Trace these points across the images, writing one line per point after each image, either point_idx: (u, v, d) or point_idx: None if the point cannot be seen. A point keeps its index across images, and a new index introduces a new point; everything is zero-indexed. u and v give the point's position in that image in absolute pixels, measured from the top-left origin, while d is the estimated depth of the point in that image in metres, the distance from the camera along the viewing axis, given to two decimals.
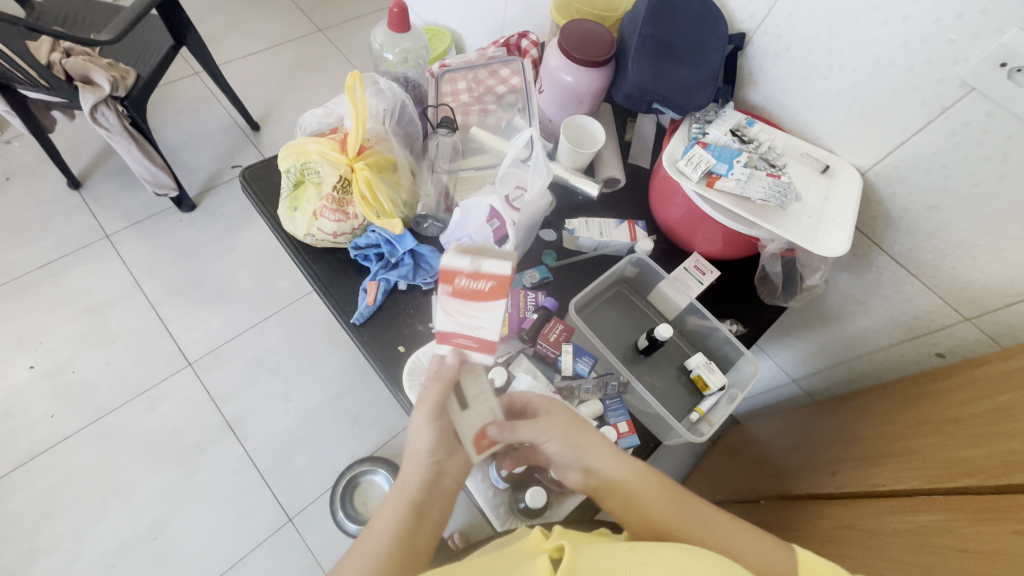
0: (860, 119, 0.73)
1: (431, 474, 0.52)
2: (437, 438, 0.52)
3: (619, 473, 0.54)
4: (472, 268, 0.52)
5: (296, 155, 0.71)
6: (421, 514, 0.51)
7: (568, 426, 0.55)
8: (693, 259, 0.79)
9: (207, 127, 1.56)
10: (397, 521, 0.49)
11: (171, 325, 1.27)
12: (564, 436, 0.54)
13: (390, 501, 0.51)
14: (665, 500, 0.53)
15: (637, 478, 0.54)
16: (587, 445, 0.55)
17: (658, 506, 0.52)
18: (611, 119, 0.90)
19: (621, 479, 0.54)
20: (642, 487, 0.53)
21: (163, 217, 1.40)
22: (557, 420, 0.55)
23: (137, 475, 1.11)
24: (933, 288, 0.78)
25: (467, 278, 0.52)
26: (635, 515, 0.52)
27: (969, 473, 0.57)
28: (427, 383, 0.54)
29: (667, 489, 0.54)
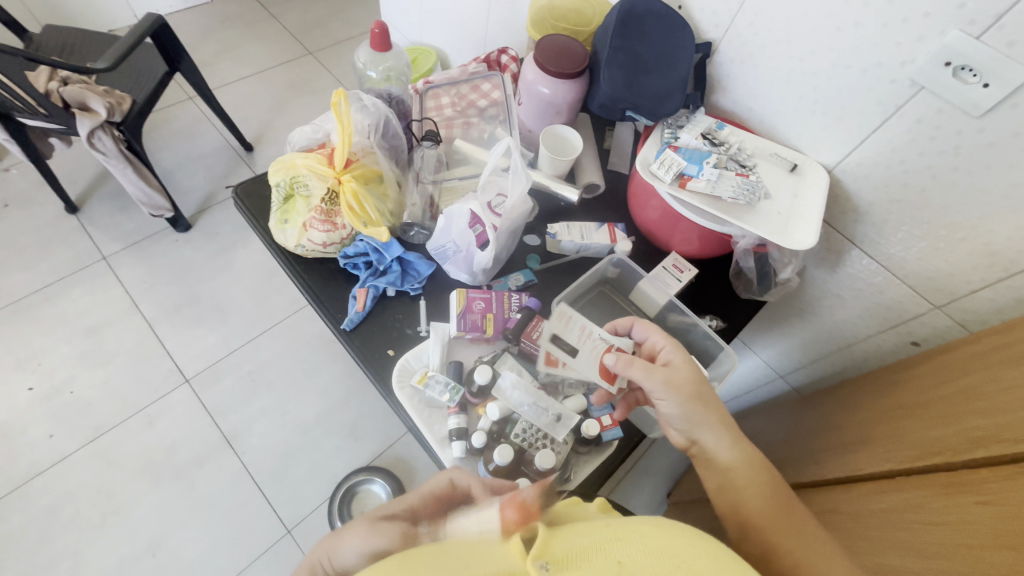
0: (823, 120, 0.77)
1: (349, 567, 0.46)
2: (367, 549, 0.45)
3: (732, 457, 0.54)
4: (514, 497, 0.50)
5: (285, 170, 0.74)
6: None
7: (694, 391, 0.56)
8: (671, 257, 0.82)
9: (201, 150, 1.60)
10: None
11: (168, 343, 1.29)
12: (682, 400, 0.55)
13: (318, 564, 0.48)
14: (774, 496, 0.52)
15: (754, 466, 0.54)
16: (701, 420, 0.55)
17: (761, 500, 0.52)
18: (589, 128, 0.94)
19: (731, 465, 0.54)
20: (754, 473, 0.54)
21: (159, 238, 1.43)
22: (685, 377, 0.57)
23: (135, 492, 1.11)
24: (903, 278, 0.81)
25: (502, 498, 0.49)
26: (733, 497, 0.53)
27: (940, 451, 0.60)
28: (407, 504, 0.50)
29: (778, 488, 0.53)
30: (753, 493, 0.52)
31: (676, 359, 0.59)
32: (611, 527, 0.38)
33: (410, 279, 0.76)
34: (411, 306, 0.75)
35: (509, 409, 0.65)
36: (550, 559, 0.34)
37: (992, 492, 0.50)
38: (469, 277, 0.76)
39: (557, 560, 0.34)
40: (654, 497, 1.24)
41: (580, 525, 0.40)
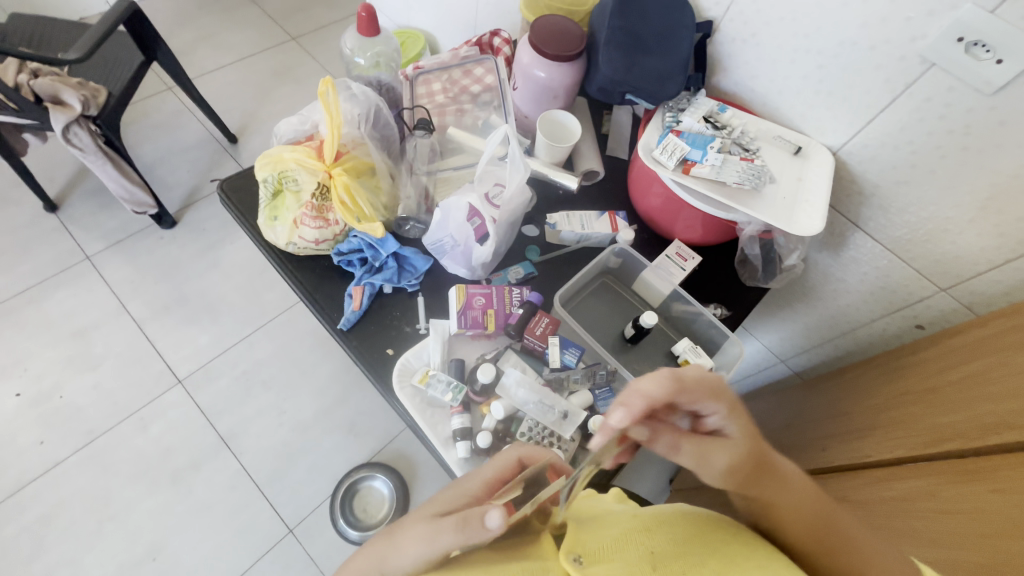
0: (828, 100, 0.75)
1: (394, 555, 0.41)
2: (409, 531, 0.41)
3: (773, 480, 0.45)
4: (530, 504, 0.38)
5: (273, 164, 0.70)
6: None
7: (749, 450, 0.44)
8: (674, 246, 0.80)
9: (183, 143, 1.55)
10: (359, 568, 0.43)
11: (158, 343, 1.26)
12: (738, 480, 0.43)
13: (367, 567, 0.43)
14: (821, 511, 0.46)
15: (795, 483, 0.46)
16: (753, 476, 0.44)
17: (812, 525, 0.44)
18: (586, 113, 0.91)
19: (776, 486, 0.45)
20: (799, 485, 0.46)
21: (143, 236, 1.39)
22: (742, 444, 0.43)
23: (132, 498, 1.10)
24: (909, 261, 0.80)
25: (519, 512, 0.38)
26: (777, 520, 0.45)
27: (949, 438, 0.59)
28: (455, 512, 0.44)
29: (820, 497, 0.47)
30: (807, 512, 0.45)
31: (729, 416, 0.44)
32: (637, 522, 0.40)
33: (408, 275, 0.74)
34: (409, 303, 0.72)
35: (513, 407, 0.63)
36: (581, 552, 0.36)
37: (1004, 480, 0.50)
38: (467, 271, 0.74)
39: (588, 555, 0.36)
40: (657, 484, 1.24)
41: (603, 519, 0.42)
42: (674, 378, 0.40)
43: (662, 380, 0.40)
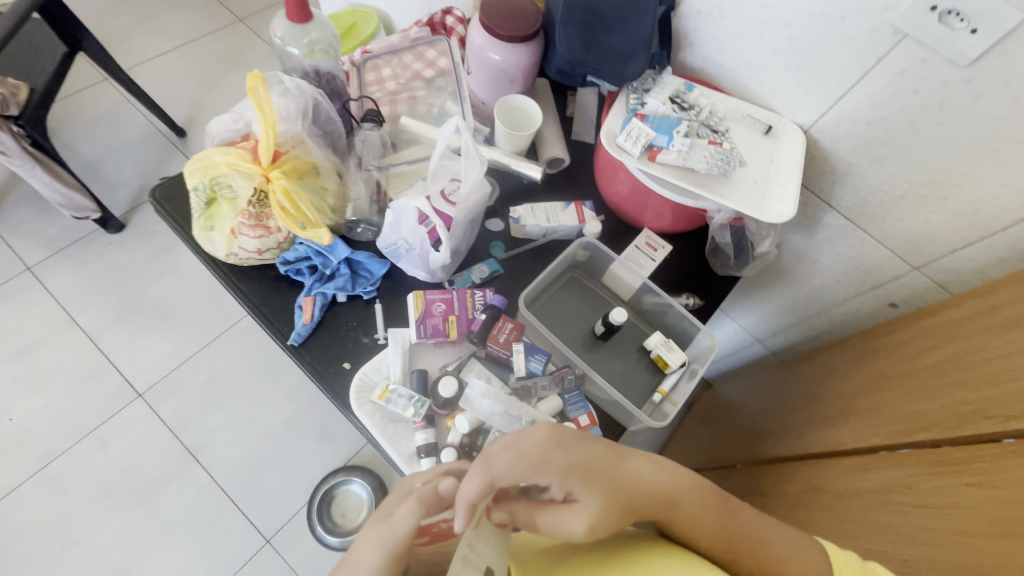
0: (798, 75, 0.71)
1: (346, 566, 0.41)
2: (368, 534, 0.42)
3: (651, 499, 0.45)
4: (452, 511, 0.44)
5: (203, 169, 0.64)
6: None
7: (604, 498, 0.42)
8: (644, 235, 0.77)
9: (126, 138, 1.45)
10: None
11: (113, 356, 1.19)
12: (605, 531, 0.42)
13: None
14: (716, 517, 0.46)
15: (676, 494, 0.45)
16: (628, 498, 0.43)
17: (711, 535, 0.45)
18: (548, 96, 0.86)
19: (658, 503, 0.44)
20: (686, 499, 0.45)
21: (88, 242, 1.30)
22: (594, 502, 0.41)
23: (97, 519, 1.05)
24: (881, 241, 0.78)
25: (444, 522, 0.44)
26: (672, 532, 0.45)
27: (925, 427, 0.58)
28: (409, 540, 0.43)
29: (715, 495, 0.47)
30: (703, 524, 0.45)
31: (570, 476, 0.42)
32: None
33: (363, 282, 0.69)
34: (366, 312, 0.68)
35: (479, 420, 0.60)
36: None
37: (980, 473, 0.49)
38: (426, 274, 0.69)
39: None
40: None
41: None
42: (485, 471, 0.41)
43: (473, 480, 0.40)
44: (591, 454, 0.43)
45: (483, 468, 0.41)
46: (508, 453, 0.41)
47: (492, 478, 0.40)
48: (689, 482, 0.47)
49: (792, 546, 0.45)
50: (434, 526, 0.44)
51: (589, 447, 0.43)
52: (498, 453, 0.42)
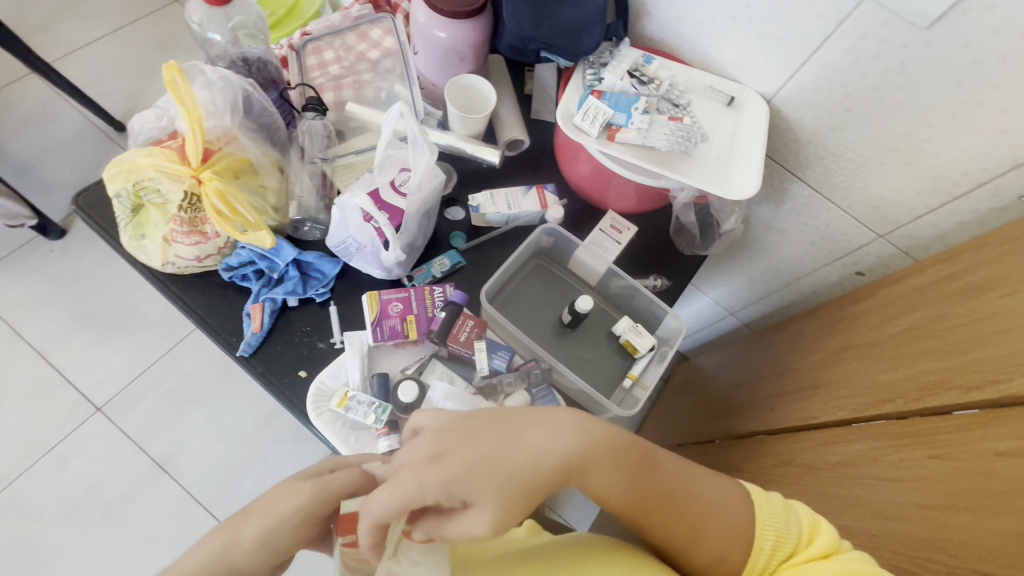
0: (758, 42, 0.68)
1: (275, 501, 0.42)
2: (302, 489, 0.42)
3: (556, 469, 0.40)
4: None
5: (124, 172, 0.58)
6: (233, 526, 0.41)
7: (497, 493, 0.37)
8: (608, 217, 0.74)
9: (60, 136, 1.35)
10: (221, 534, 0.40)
11: (67, 370, 1.14)
12: (513, 521, 0.38)
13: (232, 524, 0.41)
14: (632, 475, 0.42)
15: (590, 461, 0.40)
16: (529, 484, 0.38)
17: (625, 495, 0.42)
18: (504, 73, 0.82)
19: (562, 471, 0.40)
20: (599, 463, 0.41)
21: (29, 250, 1.22)
22: (490, 502, 0.37)
23: (63, 540, 1.02)
24: (847, 210, 0.77)
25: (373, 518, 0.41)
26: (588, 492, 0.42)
27: (890, 399, 0.58)
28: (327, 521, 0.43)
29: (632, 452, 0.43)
30: (617, 484, 0.41)
31: (455, 486, 0.37)
32: None
33: (314, 284, 0.65)
34: (320, 315, 0.65)
35: None
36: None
37: (944, 445, 0.49)
38: (381, 272, 0.66)
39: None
40: None
41: None
42: (368, 513, 0.37)
43: (362, 526, 0.37)
44: (475, 454, 0.38)
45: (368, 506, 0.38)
46: (387, 494, 0.37)
47: (375, 521, 0.37)
48: (607, 443, 0.41)
49: (717, 494, 0.44)
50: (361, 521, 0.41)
51: (472, 444, 0.38)
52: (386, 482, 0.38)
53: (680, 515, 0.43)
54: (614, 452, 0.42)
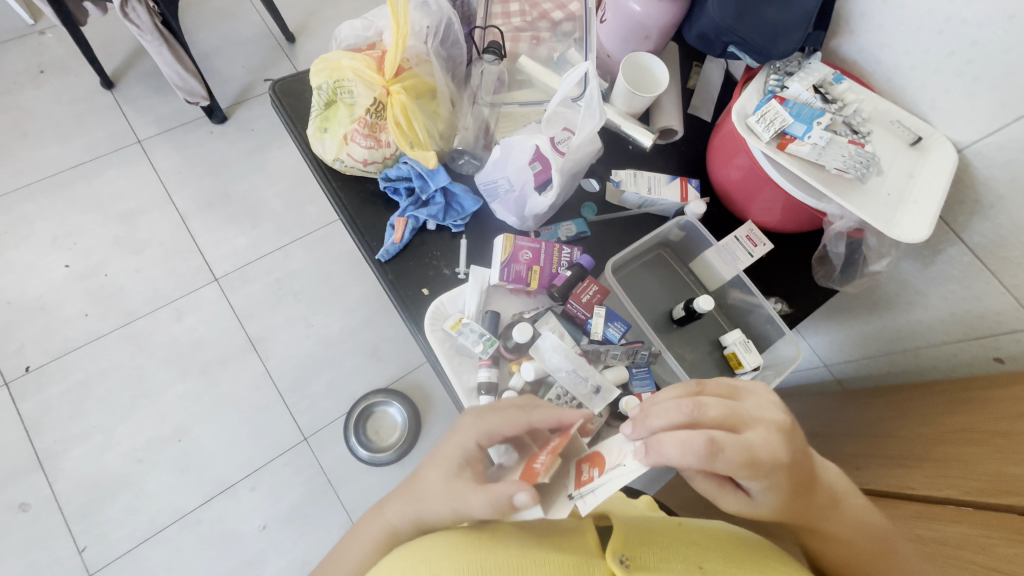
0: (971, 86, 0.62)
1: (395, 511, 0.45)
2: (416, 490, 0.44)
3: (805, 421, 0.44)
4: (545, 452, 0.40)
5: (328, 70, 0.67)
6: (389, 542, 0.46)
7: (793, 491, 0.38)
8: (746, 227, 0.73)
9: (240, 34, 1.49)
10: (370, 554, 0.45)
11: (199, 239, 1.28)
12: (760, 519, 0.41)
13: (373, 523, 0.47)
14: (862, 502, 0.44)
15: (833, 480, 0.43)
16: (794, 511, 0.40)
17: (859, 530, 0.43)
18: (675, 61, 0.81)
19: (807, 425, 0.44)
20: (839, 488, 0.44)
21: (194, 127, 1.38)
22: (779, 498, 0.38)
23: (163, 380, 1.16)
24: (1010, 288, 0.68)
25: (540, 462, 0.40)
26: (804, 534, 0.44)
27: (1013, 492, 0.53)
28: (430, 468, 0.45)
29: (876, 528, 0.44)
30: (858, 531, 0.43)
31: (757, 477, 0.37)
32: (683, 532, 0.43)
33: (453, 215, 0.69)
34: (451, 245, 0.68)
35: (544, 371, 0.60)
36: (628, 554, 0.38)
37: None
38: (517, 221, 0.69)
39: (634, 557, 0.38)
40: None
41: (646, 521, 0.44)
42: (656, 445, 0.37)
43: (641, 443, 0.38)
44: (784, 472, 0.37)
45: (692, 408, 0.38)
46: (672, 447, 0.35)
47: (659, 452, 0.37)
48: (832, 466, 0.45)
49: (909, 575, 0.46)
50: (537, 466, 0.39)
51: (794, 448, 0.37)
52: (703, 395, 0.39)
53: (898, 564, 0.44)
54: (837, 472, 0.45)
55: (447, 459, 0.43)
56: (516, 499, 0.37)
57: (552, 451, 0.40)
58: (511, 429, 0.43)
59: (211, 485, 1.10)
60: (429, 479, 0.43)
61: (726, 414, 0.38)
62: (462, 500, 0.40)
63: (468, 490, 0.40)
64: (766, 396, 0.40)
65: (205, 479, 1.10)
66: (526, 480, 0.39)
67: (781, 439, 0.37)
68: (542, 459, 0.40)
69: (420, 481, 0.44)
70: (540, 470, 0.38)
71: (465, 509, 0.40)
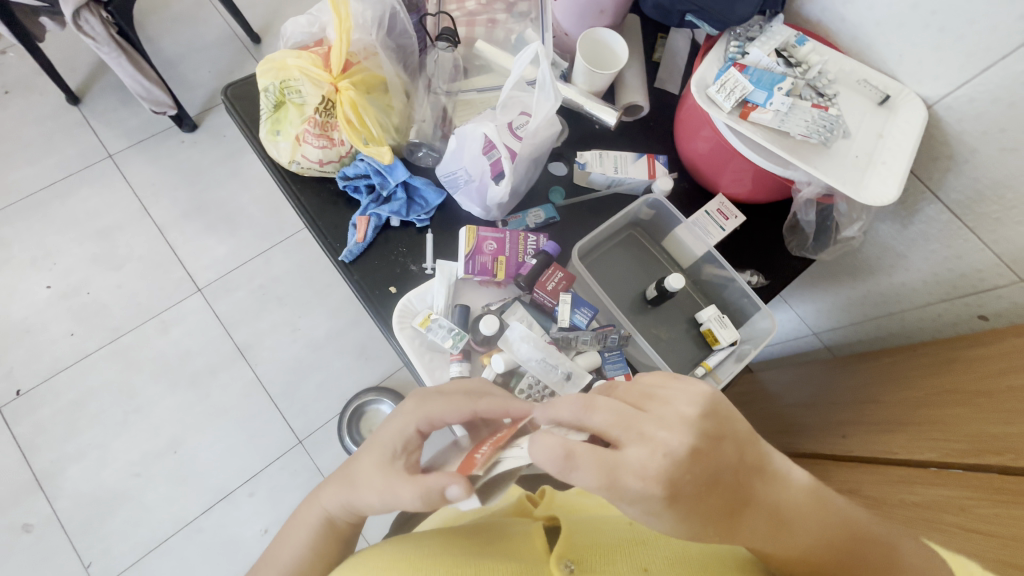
0: (937, 37, 0.60)
1: (329, 493, 0.46)
2: (354, 470, 0.44)
3: (750, 437, 0.36)
4: (491, 444, 0.40)
5: (274, 71, 0.66)
6: (326, 524, 0.47)
7: (681, 519, 0.35)
8: (717, 201, 0.71)
9: (204, 39, 1.46)
10: (309, 537, 0.47)
11: (179, 250, 1.27)
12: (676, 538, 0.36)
13: (311, 505, 0.48)
14: (833, 509, 0.38)
15: (779, 494, 0.37)
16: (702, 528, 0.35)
17: (829, 541, 0.38)
18: (637, 34, 0.79)
19: (749, 441, 0.37)
20: (794, 505, 0.37)
21: (165, 137, 1.36)
22: (668, 523, 0.35)
23: (155, 394, 1.16)
24: (989, 244, 0.66)
25: (484, 452, 0.39)
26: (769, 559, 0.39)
27: (997, 452, 0.53)
28: (367, 447, 0.45)
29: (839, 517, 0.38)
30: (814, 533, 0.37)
31: (627, 499, 0.34)
32: (637, 530, 0.45)
33: (417, 210, 0.68)
34: (416, 239, 0.67)
35: (514, 363, 0.59)
36: (572, 558, 0.41)
37: None
38: (480, 211, 0.68)
39: (579, 561, 0.41)
40: None
41: (593, 519, 0.47)
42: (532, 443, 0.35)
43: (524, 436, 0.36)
44: (667, 495, 0.33)
45: (583, 407, 0.36)
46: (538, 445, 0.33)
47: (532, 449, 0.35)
48: (791, 478, 0.38)
49: None
50: (478, 457, 0.39)
51: (680, 479, 0.33)
52: (601, 399, 0.37)
53: (895, 570, 0.37)
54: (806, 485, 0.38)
55: (383, 444, 0.43)
56: (447, 493, 0.37)
57: (495, 443, 0.39)
58: (456, 415, 0.44)
59: (210, 494, 1.11)
60: (365, 462, 0.43)
61: (613, 423, 0.35)
62: (393, 489, 0.40)
63: (400, 481, 0.40)
64: (678, 413, 0.35)
65: (204, 487, 1.11)
66: (463, 471, 0.38)
67: (666, 463, 0.33)
68: (485, 450, 0.39)
69: (357, 464, 0.44)
70: (478, 462, 0.37)
71: (395, 501, 0.40)
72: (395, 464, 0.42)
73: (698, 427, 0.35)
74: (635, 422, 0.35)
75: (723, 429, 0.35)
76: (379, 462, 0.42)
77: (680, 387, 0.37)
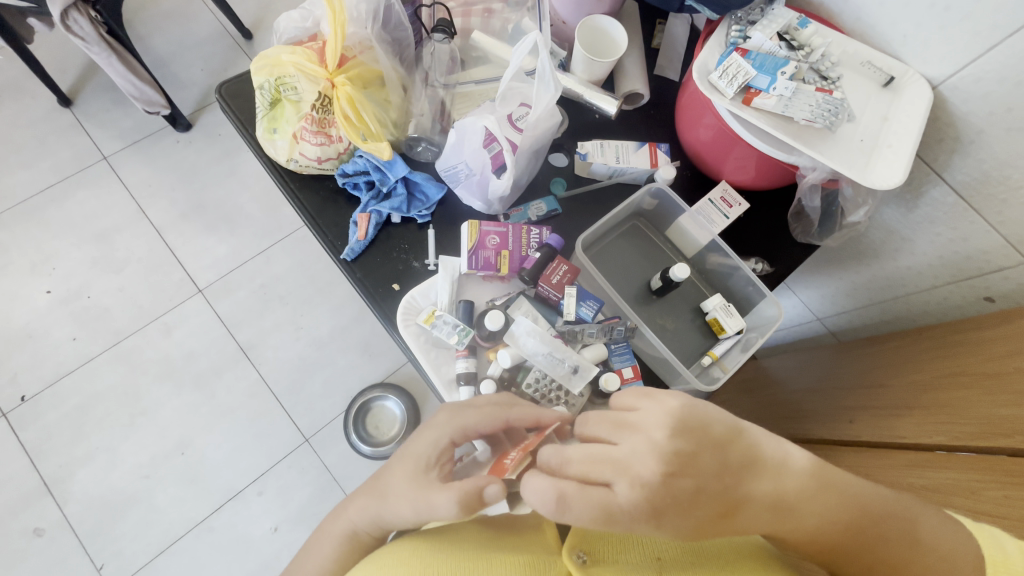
0: (941, 16, 0.58)
1: (357, 507, 0.46)
2: (383, 483, 0.44)
3: (728, 435, 0.37)
4: (519, 448, 0.44)
5: (269, 67, 0.65)
6: (351, 538, 0.47)
7: (679, 533, 0.36)
8: (720, 188, 0.71)
9: (195, 36, 1.44)
10: (336, 549, 0.46)
11: (178, 251, 1.26)
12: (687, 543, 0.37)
13: (338, 518, 0.48)
14: (842, 491, 0.38)
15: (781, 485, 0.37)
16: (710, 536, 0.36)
17: (841, 522, 0.38)
18: (635, 20, 0.77)
19: (728, 438, 0.37)
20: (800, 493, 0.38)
21: (160, 138, 1.35)
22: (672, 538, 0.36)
23: (161, 396, 1.16)
24: (995, 226, 0.66)
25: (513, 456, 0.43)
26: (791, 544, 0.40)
27: (1007, 434, 0.52)
28: (397, 461, 0.45)
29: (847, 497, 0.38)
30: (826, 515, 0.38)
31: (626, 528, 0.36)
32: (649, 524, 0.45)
33: (418, 205, 0.67)
34: (419, 235, 0.67)
35: (522, 357, 0.59)
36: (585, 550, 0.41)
37: None
38: (482, 205, 0.68)
39: (591, 552, 0.41)
40: None
41: None
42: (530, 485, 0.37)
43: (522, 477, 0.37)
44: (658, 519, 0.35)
45: (559, 455, 0.38)
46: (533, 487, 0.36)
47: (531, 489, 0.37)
48: (788, 468, 0.38)
49: None
50: (508, 461, 0.43)
51: (663, 503, 0.35)
52: (574, 446, 0.38)
53: (912, 545, 0.38)
54: (803, 468, 0.38)
55: (416, 454, 0.44)
56: (486, 492, 0.38)
57: (523, 448, 0.43)
58: (488, 424, 0.45)
59: (218, 494, 1.11)
60: (397, 476, 0.43)
61: (591, 467, 0.37)
62: (426, 498, 0.40)
63: (434, 490, 0.40)
64: (651, 439, 0.36)
65: (212, 488, 1.11)
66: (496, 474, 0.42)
67: (645, 493, 0.35)
68: (514, 455, 0.43)
69: (388, 478, 0.44)
70: (510, 466, 0.42)
71: (430, 511, 0.40)
72: (427, 475, 0.42)
73: (672, 448, 0.36)
74: (609, 460, 0.36)
75: (700, 440, 0.36)
76: (412, 474, 0.42)
77: (647, 409, 0.38)
